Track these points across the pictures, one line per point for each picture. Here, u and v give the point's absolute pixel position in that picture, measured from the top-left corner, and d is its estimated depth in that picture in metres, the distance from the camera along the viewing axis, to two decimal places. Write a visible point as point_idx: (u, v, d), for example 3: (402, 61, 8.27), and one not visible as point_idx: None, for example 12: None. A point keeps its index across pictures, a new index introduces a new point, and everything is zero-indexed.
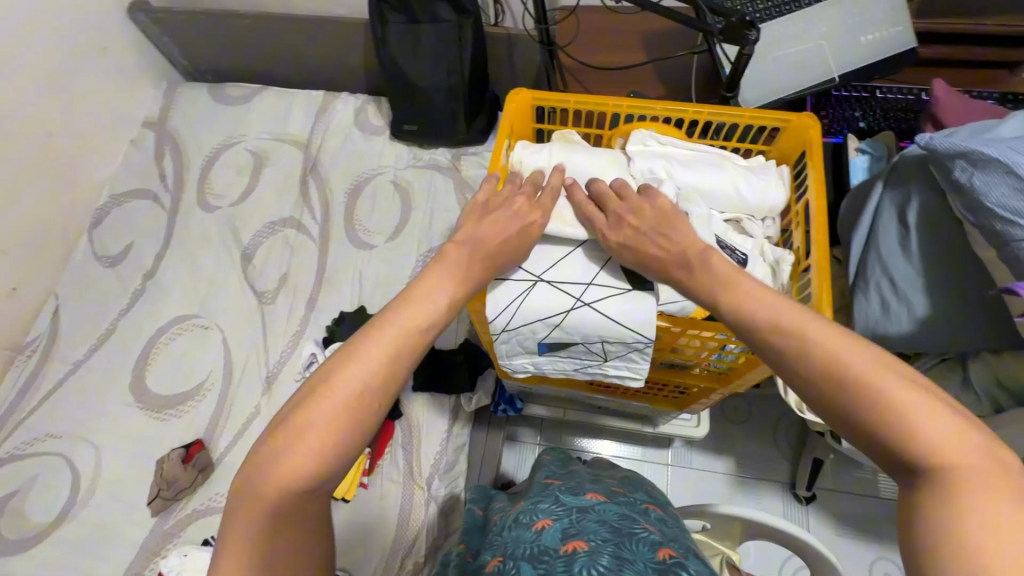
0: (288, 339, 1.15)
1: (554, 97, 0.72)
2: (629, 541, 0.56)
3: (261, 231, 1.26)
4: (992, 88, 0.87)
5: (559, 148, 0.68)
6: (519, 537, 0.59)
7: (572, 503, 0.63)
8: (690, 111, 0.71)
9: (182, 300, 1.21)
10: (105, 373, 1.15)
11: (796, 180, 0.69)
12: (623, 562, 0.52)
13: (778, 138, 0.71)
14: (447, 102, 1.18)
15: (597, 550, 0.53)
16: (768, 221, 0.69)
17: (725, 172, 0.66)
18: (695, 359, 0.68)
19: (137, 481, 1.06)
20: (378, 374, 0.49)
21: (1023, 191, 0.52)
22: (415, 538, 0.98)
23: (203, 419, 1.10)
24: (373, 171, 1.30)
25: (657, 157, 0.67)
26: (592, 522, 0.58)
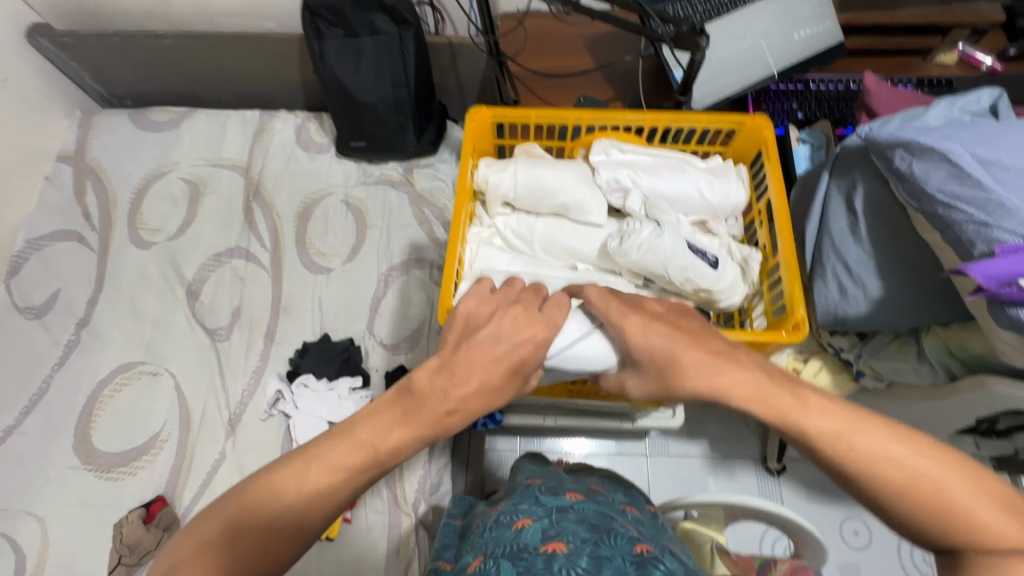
0: (248, 376, 1.09)
1: (513, 113, 0.72)
2: (610, 538, 0.52)
3: (206, 264, 1.19)
4: (910, 74, 0.94)
5: (523, 166, 0.69)
6: (498, 537, 0.55)
7: (548, 506, 0.58)
8: (649, 119, 0.73)
9: (124, 346, 1.12)
10: (43, 436, 1.05)
11: (754, 179, 0.74)
12: (602, 560, 0.48)
13: (734, 139, 0.75)
14: (395, 115, 1.15)
15: (577, 552, 0.48)
16: (731, 220, 0.74)
17: (689, 177, 0.70)
18: None
19: (93, 550, 0.97)
20: (357, 463, 0.47)
21: (958, 176, 0.57)
22: (407, 567, 0.95)
23: (163, 472, 1.02)
24: (321, 191, 1.25)
25: (622, 167, 0.71)
26: (571, 523, 0.54)
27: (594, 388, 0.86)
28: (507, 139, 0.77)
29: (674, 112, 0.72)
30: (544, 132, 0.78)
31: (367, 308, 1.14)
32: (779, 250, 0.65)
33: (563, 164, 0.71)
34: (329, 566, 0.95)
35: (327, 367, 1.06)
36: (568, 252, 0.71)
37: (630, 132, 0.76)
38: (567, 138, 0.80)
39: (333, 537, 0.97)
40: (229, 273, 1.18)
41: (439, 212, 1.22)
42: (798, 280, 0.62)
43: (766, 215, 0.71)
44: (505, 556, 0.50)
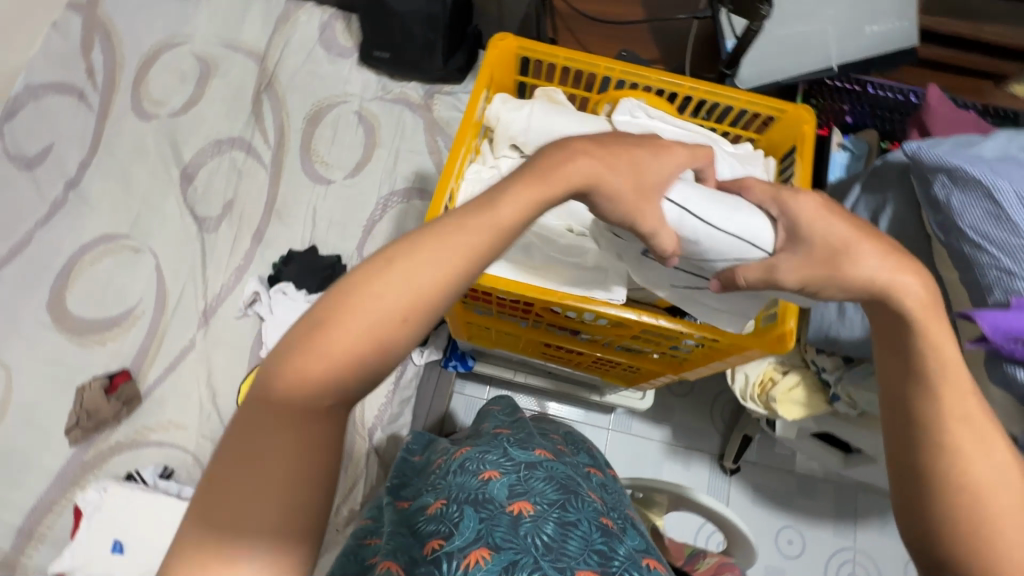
0: (230, 271, 1.07)
1: (542, 49, 0.66)
2: (578, 500, 0.53)
3: (206, 150, 1.14)
4: (977, 98, 0.87)
5: (539, 110, 0.65)
6: (463, 481, 0.55)
7: (521, 455, 0.59)
8: (685, 86, 0.67)
9: (110, 217, 1.10)
10: (18, 290, 1.04)
11: (781, 175, 0.69)
12: (568, 531, 0.50)
13: (770, 127, 0.70)
14: (425, 33, 1.08)
15: (542, 521, 0.50)
16: None
17: (713, 158, 0.65)
18: (652, 346, 0.68)
19: (54, 409, 0.99)
20: (414, 295, 0.39)
21: (996, 217, 0.53)
22: (352, 486, 0.97)
23: (131, 348, 1.03)
24: (336, 97, 1.18)
25: (644, 133, 0.66)
26: (538, 481, 0.54)
27: (569, 356, 0.84)
28: (530, 78, 0.72)
29: (714, 85, 0.67)
30: (571, 78, 0.72)
31: (359, 228, 1.11)
32: None
33: (579, 116, 0.66)
34: None
35: (308, 279, 1.05)
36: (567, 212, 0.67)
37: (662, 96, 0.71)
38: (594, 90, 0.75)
39: None
40: (227, 163, 1.14)
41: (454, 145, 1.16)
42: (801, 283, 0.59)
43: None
44: (469, 504, 0.52)
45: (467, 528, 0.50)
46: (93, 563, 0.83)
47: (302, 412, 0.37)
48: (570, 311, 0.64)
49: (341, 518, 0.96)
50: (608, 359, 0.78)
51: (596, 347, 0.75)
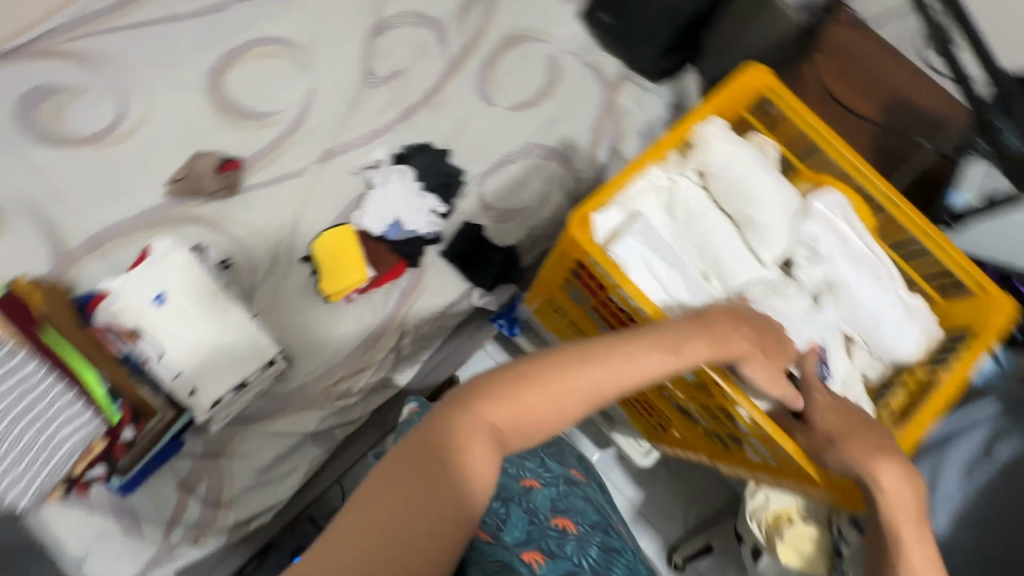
0: (367, 129, 1.10)
1: (798, 108, 0.75)
2: (609, 529, 0.72)
3: (406, 14, 1.17)
4: None
5: (750, 156, 0.73)
6: (508, 482, 0.70)
7: (559, 478, 0.75)
8: (900, 210, 0.74)
9: (297, 23, 1.13)
10: (193, 39, 1.09)
11: (936, 353, 0.74)
12: (611, 556, 0.66)
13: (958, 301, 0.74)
14: (657, 22, 1.08)
15: (582, 536, 0.67)
16: (877, 361, 0.76)
17: (877, 290, 0.73)
18: (715, 422, 0.72)
19: (168, 157, 1.06)
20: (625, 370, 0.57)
21: None
22: (358, 370, 1.01)
23: (253, 145, 1.08)
24: (541, 35, 1.19)
25: (830, 231, 0.74)
26: (577, 503, 0.72)
27: None
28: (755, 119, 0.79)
29: (922, 217, 0.73)
30: (788, 145, 0.81)
31: (493, 158, 1.11)
32: (907, 421, 0.68)
33: (784, 189, 0.74)
34: (308, 318, 1.00)
35: (429, 176, 1.06)
36: (713, 261, 0.73)
37: (869, 208, 0.78)
38: (801, 163, 0.80)
39: (327, 302, 1.01)
40: (418, 37, 1.16)
41: (617, 136, 1.15)
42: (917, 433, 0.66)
43: (918, 384, 0.73)
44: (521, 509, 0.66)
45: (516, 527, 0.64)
46: (134, 299, 0.89)
47: (478, 424, 0.51)
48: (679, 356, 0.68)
49: (334, 390, 1.00)
50: (653, 405, 0.82)
51: (655, 395, 0.78)
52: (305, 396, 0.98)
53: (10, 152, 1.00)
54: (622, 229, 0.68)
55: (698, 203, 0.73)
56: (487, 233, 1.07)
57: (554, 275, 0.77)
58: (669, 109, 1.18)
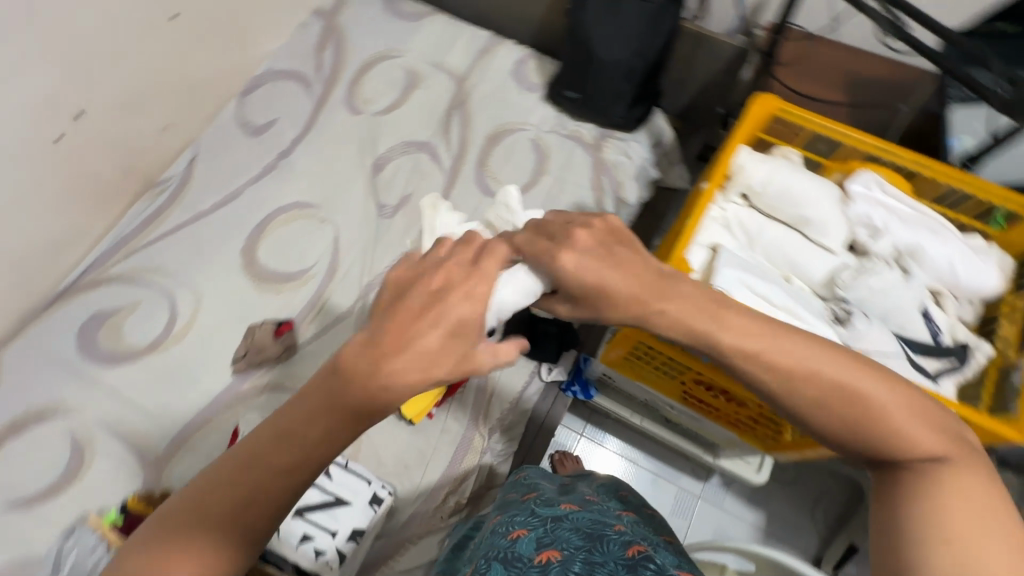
0: (395, 255, 1.20)
1: (804, 115, 0.77)
2: (602, 544, 0.69)
3: (396, 147, 1.30)
4: None
5: (785, 167, 0.76)
6: (496, 544, 0.72)
7: (546, 524, 0.74)
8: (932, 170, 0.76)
9: (308, 187, 1.26)
10: (225, 228, 1.22)
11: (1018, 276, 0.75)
12: (595, 568, 0.64)
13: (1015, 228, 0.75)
14: (619, 82, 1.17)
15: (566, 559, 0.66)
16: (966, 303, 0.76)
17: (942, 241, 0.74)
18: None
19: (228, 338, 1.13)
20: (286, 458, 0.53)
21: None
22: (461, 481, 1.01)
23: (299, 302, 1.16)
24: (513, 126, 1.31)
25: (876, 205, 0.75)
26: (499, 552, 0.70)
27: (718, 408, 0.85)
28: (795, 118, 0.78)
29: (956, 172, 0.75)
30: (807, 145, 0.85)
31: None
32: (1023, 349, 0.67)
33: (822, 183, 0.77)
34: (402, 443, 1.03)
35: None
36: (790, 264, 0.76)
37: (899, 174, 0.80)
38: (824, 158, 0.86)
39: (413, 424, 1.03)
40: (412, 163, 1.29)
41: (616, 187, 1.24)
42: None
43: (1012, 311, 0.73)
44: (501, 562, 0.67)
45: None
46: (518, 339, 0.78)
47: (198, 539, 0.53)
48: None
49: (445, 508, 1.00)
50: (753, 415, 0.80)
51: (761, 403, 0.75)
52: (415, 524, 0.98)
53: (86, 381, 1.07)
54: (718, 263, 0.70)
55: (774, 228, 0.77)
56: None
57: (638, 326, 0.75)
58: (651, 150, 1.29)
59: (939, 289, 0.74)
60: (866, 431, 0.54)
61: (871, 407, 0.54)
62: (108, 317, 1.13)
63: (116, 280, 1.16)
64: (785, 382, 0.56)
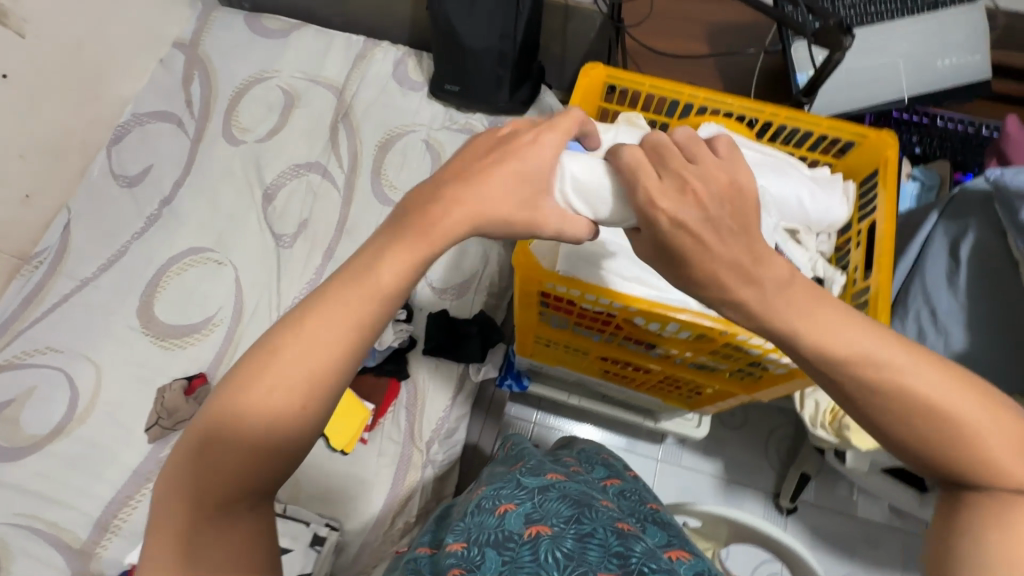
0: (302, 284, 1.15)
1: (630, 77, 0.75)
2: (590, 512, 0.61)
3: (286, 172, 1.25)
4: (994, 120, 0.97)
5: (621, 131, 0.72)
6: (481, 523, 0.62)
7: (533, 490, 0.65)
8: (768, 112, 0.75)
9: (198, 232, 1.20)
10: (116, 291, 1.14)
11: (863, 198, 0.76)
12: (587, 542, 0.56)
13: (851, 154, 0.77)
14: (494, 68, 1.15)
15: (559, 534, 0.57)
16: (823, 236, 0.76)
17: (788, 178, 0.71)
18: (730, 364, 0.65)
19: (139, 406, 1.07)
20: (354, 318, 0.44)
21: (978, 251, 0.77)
22: (406, 499, 0.99)
23: (209, 353, 1.10)
24: (402, 129, 1.27)
25: None
26: (487, 528, 0.60)
27: (631, 376, 0.82)
28: (626, 80, 0.76)
29: (794, 110, 0.75)
30: (651, 105, 0.83)
31: None
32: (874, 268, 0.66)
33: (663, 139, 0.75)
34: (339, 476, 0.99)
35: None
36: None
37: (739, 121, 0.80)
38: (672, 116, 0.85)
39: (347, 453, 1.00)
40: (304, 186, 1.23)
41: None
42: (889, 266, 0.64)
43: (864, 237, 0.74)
44: (490, 547, 0.57)
45: (489, 571, 0.55)
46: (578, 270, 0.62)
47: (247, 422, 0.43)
48: (652, 321, 0.61)
49: (395, 530, 0.97)
50: (666, 380, 0.78)
51: (667, 366, 0.71)
52: (367, 554, 0.96)
53: None
54: None
55: None
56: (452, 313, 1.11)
57: (525, 320, 0.72)
58: None
59: (795, 226, 0.73)
60: (953, 445, 0.43)
61: (958, 415, 0.43)
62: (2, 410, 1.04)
63: (3, 369, 1.07)
64: (874, 379, 0.44)
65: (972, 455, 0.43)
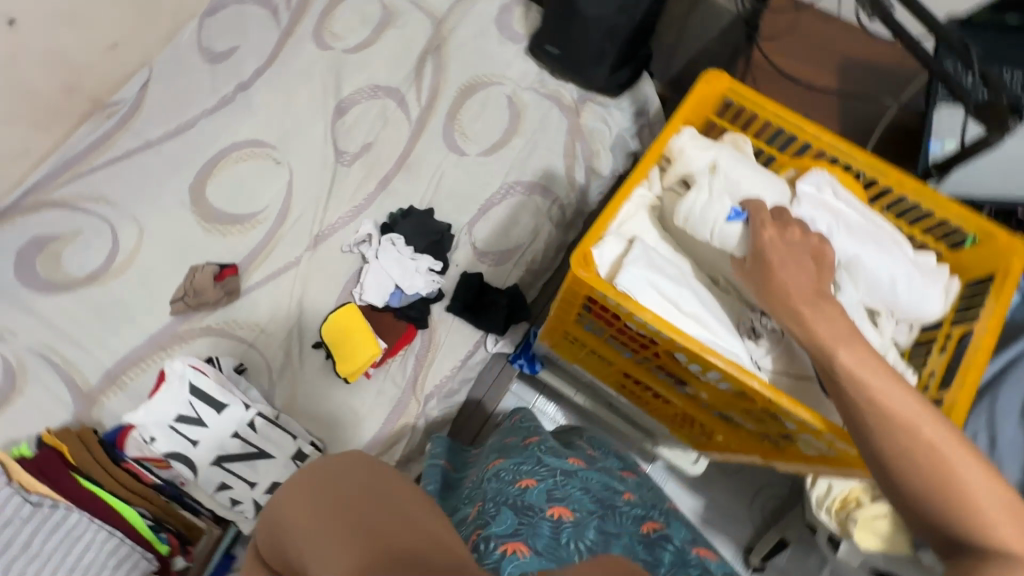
0: (350, 207, 1.14)
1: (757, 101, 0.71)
2: (615, 513, 0.67)
3: (364, 90, 1.22)
4: None
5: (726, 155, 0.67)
6: (503, 488, 0.68)
7: (558, 470, 0.72)
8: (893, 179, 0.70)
9: (265, 126, 1.19)
10: (175, 162, 1.16)
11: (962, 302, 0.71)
12: (611, 536, 0.62)
13: (965, 250, 0.72)
14: (601, 41, 1.08)
15: (581, 521, 0.63)
16: (906, 326, 0.71)
17: (891, 257, 0.66)
18: (756, 424, 0.66)
19: (170, 278, 1.10)
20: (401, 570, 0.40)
21: None
22: (393, 443, 1.00)
23: (245, 247, 1.11)
24: (490, 79, 1.22)
25: (824, 210, 0.66)
26: (503, 486, 0.69)
27: (648, 402, 0.83)
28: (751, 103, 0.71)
29: (922, 187, 0.70)
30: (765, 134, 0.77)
31: (478, 206, 1.14)
32: (957, 377, 0.63)
33: (768, 175, 0.68)
34: (336, 401, 1.01)
35: (419, 236, 1.08)
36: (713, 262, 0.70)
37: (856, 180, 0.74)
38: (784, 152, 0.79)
39: (349, 383, 1.02)
40: (377, 110, 1.21)
41: (590, 156, 1.17)
42: (969, 385, 0.61)
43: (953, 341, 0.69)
44: (508, 506, 0.64)
45: (505, 524, 0.61)
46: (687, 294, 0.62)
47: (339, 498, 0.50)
48: (695, 363, 0.61)
49: None
50: (683, 416, 0.78)
51: (691, 406, 0.71)
52: None
53: (24, 308, 1.05)
54: (622, 260, 0.63)
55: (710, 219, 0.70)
56: (487, 280, 1.10)
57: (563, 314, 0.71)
58: (633, 118, 1.21)
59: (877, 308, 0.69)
60: (928, 483, 0.49)
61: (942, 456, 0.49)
62: (47, 243, 1.08)
63: (57, 205, 1.11)
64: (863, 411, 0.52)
65: (968, 520, 0.47)
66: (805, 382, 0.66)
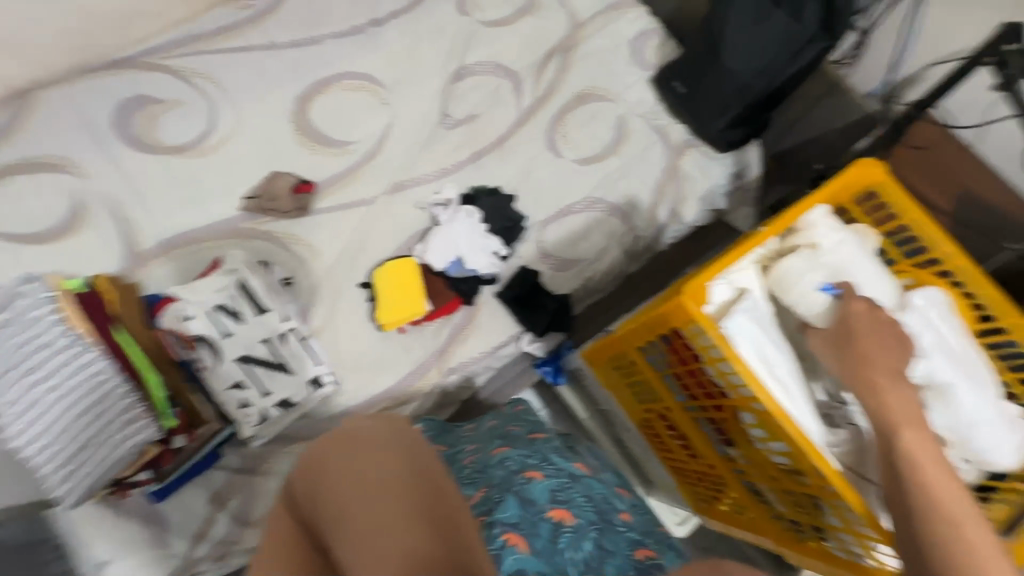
0: (437, 168, 1.15)
1: (899, 199, 0.72)
2: (611, 531, 0.66)
3: (485, 65, 1.23)
4: None
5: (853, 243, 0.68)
6: (510, 476, 0.70)
7: (564, 471, 0.72)
8: None
9: (384, 66, 1.21)
10: (289, 70, 1.18)
11: None
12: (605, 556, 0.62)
13: None
14: (729, 96, 1.09)
15: (580, 529, 0.63)
16: (972, 467, 0.69)
17: (981, 395, 0.66)
18: (789, 503, 0.69)
19: (250, 175, 1.12)
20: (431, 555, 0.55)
21: None
22: (404, 400, 1.02)
23: (328, 171, 1.13)
24: (607, 94, 1.24)
25: (930, 328, 0.67)
26: (507, 472, 0.70)
27: (675, 453, 0.85)
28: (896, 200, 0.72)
29: None
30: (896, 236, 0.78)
31: (557, 208, 1.14)
32: None
33: (885, 276, 0.69)
34: (365, 343, 1.03)
35: (494, 218, 1.10)
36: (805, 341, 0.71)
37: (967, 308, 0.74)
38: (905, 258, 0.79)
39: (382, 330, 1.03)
40: (492, 87, 1.22)
41: (677, 199, 1.18)
42: None
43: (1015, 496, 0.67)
44: (512, 494, 0.66)
45: (510, 512, 0.64)
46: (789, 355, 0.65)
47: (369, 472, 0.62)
48: (758, 425, 0.64)
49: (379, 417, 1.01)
50: (707, 474, 0.80)
51: (725, 468, 0.74)
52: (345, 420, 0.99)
53: (108, 157, 1.07)
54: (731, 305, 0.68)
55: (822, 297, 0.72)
56: (543, 281, 1.10)
57: (640, 333, 0.75)
58: (729, 178, 1.21)
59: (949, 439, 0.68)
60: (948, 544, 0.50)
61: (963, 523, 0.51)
62: (149, 104, 1.11)
63: (170, 72, 1.13)
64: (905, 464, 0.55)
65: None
66: (864, 484, 0.63)
